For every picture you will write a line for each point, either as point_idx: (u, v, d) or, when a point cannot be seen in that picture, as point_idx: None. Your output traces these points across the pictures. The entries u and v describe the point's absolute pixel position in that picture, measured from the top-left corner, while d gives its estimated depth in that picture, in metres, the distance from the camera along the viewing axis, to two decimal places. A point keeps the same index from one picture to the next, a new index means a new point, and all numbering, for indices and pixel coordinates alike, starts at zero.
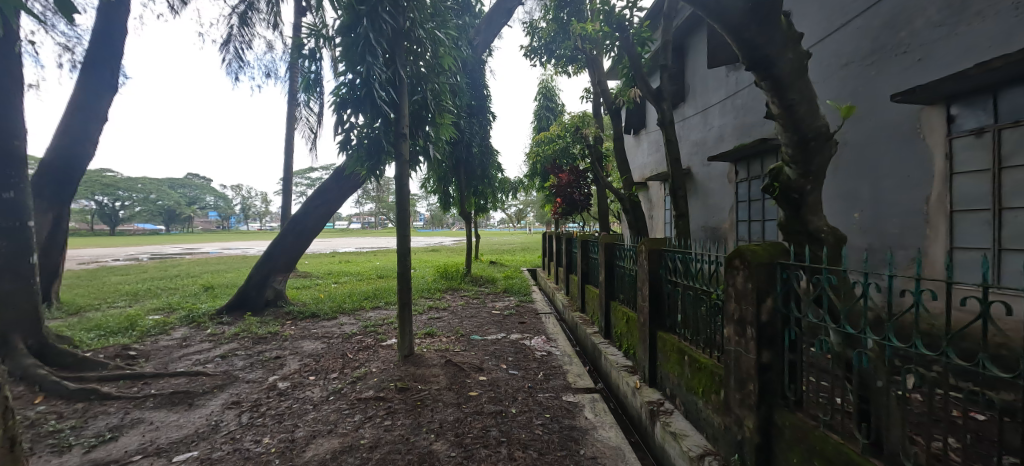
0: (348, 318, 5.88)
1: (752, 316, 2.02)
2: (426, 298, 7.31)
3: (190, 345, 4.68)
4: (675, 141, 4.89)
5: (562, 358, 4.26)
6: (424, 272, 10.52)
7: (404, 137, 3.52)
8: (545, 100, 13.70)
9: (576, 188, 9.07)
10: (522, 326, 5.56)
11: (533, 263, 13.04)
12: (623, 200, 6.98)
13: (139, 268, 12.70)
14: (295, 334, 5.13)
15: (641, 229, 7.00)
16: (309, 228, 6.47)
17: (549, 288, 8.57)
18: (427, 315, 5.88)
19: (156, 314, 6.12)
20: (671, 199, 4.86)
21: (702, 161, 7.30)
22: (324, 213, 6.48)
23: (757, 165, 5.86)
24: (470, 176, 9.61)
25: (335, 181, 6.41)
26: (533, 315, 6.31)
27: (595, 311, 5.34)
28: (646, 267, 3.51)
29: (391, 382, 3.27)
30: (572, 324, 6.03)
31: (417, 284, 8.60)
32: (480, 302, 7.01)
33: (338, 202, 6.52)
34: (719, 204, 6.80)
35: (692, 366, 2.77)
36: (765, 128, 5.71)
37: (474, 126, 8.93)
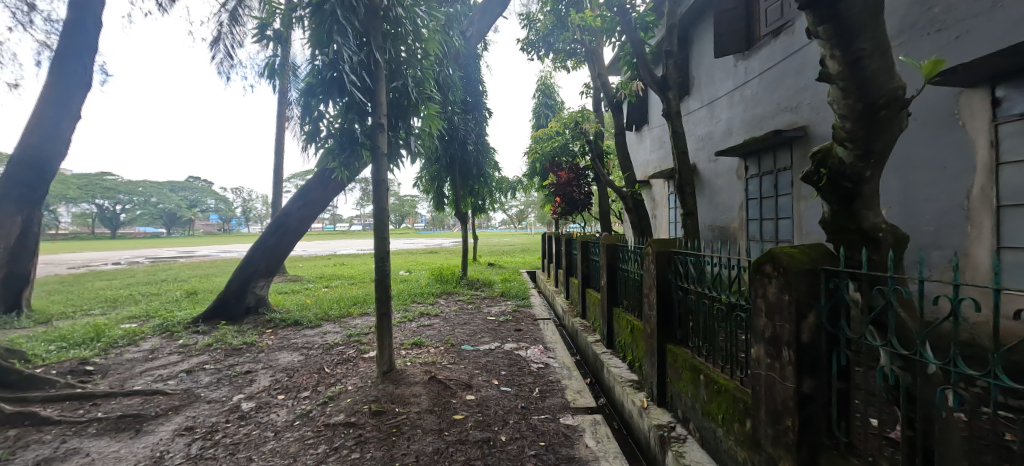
0: (332, 326, 5.50)
1: (790, 335, 1.65)
2: (418, 303, 6.92)
3: (156, 358, 4.30)
4: (683, 133, 4.51)
5: (561, 372, 3.88)
6: (419, 275, 10.14)
7: (381, 128, 3.14)
8: (544, 98, 13.35)
9: (575, 186, 8.69)
10: (518, 333, 5.18)
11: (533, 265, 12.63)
12: (625, 199, 6.59)
13: (126, 273, 12.32)
14: (273, 344, 4.75)
15: (645, 229, 6.62)
16: (292, 230, 6.08)
17: (548, 291, 8.19)
18: (417, 323, 5.50)
19: (129, 323, 5.74)
20: (678, 195, 4.47)
21: (709, 157, 6.91)
22: (309, 213, 6.10)
23: (770, 160, 5.47)
24: (465, 174, 9.24)
25: (319, 180, 6.02)
26: (530, 321, 5.91)
27: (597, 317, 4.96)
28: (653, 271, 3.12)
29: (365, 403, 2.88)
30: (572, 331, 5.64)
31: (410, 288, 8.23)
32: (475, 307, 6.63)
33: (324, 202, 6.13)
34: (728, 202, 6.41)
35: (709, 388, 2.40)
36: (779, 119, 5.31)
37: (469, 123, 8.56)
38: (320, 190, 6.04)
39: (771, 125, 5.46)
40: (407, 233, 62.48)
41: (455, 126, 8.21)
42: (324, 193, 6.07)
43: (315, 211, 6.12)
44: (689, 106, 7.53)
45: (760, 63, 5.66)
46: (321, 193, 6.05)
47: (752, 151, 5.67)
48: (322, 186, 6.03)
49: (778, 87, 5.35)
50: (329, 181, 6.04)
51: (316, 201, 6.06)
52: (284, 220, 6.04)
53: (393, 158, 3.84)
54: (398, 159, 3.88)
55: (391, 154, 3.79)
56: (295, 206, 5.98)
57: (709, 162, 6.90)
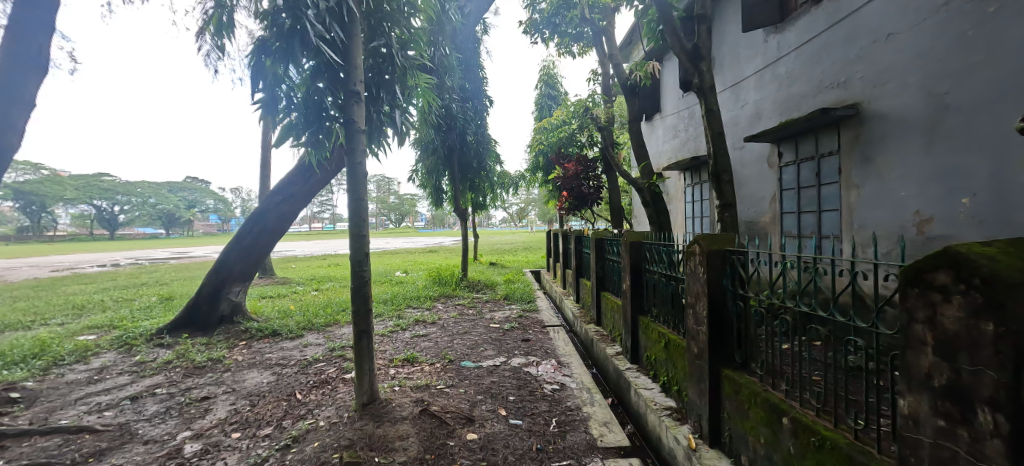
0: (315, 337, 4.85)
1: (1002, 396, 1.00)
2: (414, 308, 6.28)
3: (101, 381, 3.65)
4: (718, 111, 3.84)
5: (581, 395, 3.22)
6: (416, 277, 9.49)
7: (357, 95, 2.48)
8: (547, 88, 12.69)
9: (584, 179, 8.03)
10: (525, 344, 4.52)
11: (537, 264, 11.96)
12: (643, 191, 5.94)
13: (109, 275, 11.65)
14: (243, 360, 4.12)
15: (663, 224, 5.97)
16: (270, 228, 5.42)
17: (556, 293, 7.53)
18: (412, 332, 4.85)
19: (85, 335, 5.08)
20: (713, 184, 3.81)
21: (733, 144, 6.27)
22: (292, 209, 5.46)
23: (809, 144, 4.83)
24: (464, 167, 8.57)
25: (300, 172, 5.37)
26: (539, 329, 5.27)
27: (617, 326, 4.32)
28: (701, 276, 2.48)
29: (335, 450, 2.23)
30: (587, 340, 5.01)
31: (406, 291, 7.59)
32: (477, 312, 5.99)
33: (308, 195, 5.51)
34: (756, 193, 5.78)
35: (799, 438, 1.77)
36: (822, 98, 4.66)
37: (469, 111, 7.89)
38: (302, 182, 5.39)
39: (811, 106, 4.81)
40: (407, 232, 61.81)
41: (452, 115, 7.55)
42: (306, 185, 5.43)
43: (298, 206, 5.50)
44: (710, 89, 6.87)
45: (797, 35, 4.99)
46: (302, 186, 5.40)
47: (789, 136, 5.02)
48: (304, 178, 5.38)
49: (819, 61, 4.70)
50: (313, 172, 5.39)
51: (298, 195, 5.42)
52: (262, 216, 5.39)
53: (372, 140, 3.18)
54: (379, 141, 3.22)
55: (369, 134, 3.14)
56: (274, 202, 5.33)
57: (732, 150, 6.26)
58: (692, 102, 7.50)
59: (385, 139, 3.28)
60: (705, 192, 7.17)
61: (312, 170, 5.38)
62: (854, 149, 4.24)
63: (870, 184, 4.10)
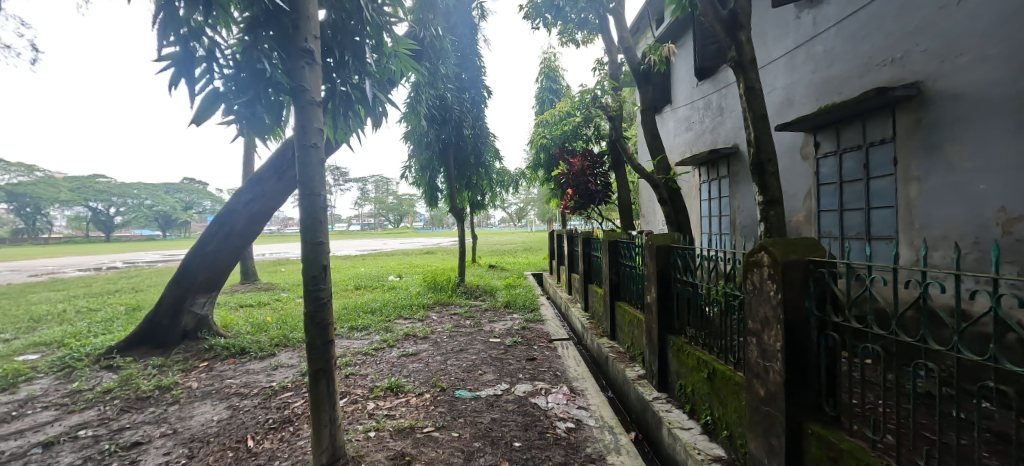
0: (289, 356, 4.22)
1: None
2: (405, 319, 5.65)
3: (18, 418, 3.01)
4: (760, 89, 3.22)
5: (603, 438, 2.59)
6: (410, 281, 8.86)
7: (308, 52, 1.86)
8: (549, 81, 12.10)
9: (591, 176, 7.40)
10: (530, 365, 3.88)
11: (539, 266, 11.33)
12: (660, 188, 5.31)
13: (85, 281, 10.96)
14: (197, 389, 3.49)
15: (683, 224, 5.34)
16: (238, 233, 4.72)
17: (562, 299, 6.92)
18: (400, 350, 4.22)
19: (25, 355, 4.42)
20: (755, 176, 3.20)
21: None
22: (265, 208, 4.82)
23: (853, 132, 4.22)
24: (461, 162, 7.93)
25: (272, 167, 4.74)
26: (545, 344, 4.63)
27: (638, 344, 3.72)
28: (773, 296, 1.83)
29: None
30: (600, 357, 4.41)
31: (397, 298, 6.93)
32: (475, 323, 5.36)
33: (283, 193, 4.88)
34: (787, 189, 5.19)
35: None
36: (869, 78, 4.05)
37: (466, 102, 7.25)
38: (275, 178, 4.75)
39: (856, 88, 4.20)
40: (406, 232, 61.02)
41: (446, 105, 6.93)
42: (280, 182, 4.79)
43: (272, 205, 4.88)
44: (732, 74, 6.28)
45: (838, 9, 4.37)
46: (274, 184, 4.75)
47: (829, 122, 4.41)
48: (278, 174, 4.74)
49: (865, 36, 4.09)
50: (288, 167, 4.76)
51: (271, 194, 4.78)
52: (229, 218, 4.73)
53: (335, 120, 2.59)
54: (343, 122, 2.63)
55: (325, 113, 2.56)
56: (244, 201, 4.68)
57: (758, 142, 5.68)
58: (708, 91, 6.89)
59: (354, 122, 2.71)
60: (723, 188, 6.56)
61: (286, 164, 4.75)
62: (914, 135, 3.64)
63: (936, 177, 3.50)
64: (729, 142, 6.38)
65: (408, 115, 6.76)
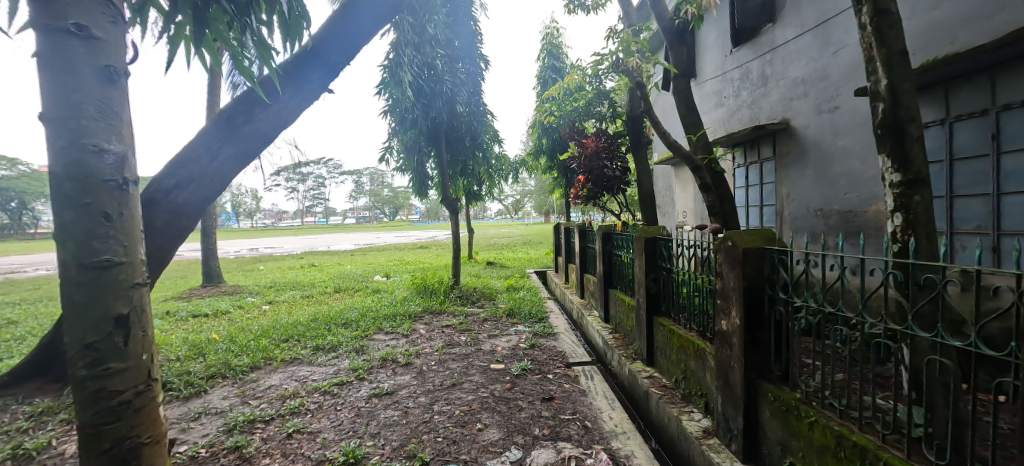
0: (223, 397, 3.16)
1: None
2: (386, 334, 4.60)
3: None
4: (896, 14, 2.16)
5: None
6: (398, 282, 7.80)
7: None
8: (551, 58, 10.98)
9: (607, 159, 6.34)
10: (548, 409, 2.84)
11: (541, 262, 10.28)
12: (703, 170, 4.24)
13: (32, 283, 9.72)
14: (70, 459, 2.41)
15: (730, 215, 4.28)
16: (160, 230, 3.48)
17: (575, 306, 5.90)
18: (373, 386, 3.16)
19: None
20: (890, 143, 2.16)
21: (822, 106, 4.62)
22: (198, 201, 3.60)
23: (973, 94, 3.18)
24: (454, 146, 6.82)
25: (200, 144, 3.50)
26: (561, 372, 3.57)
27: (697, 380, 2.74)
28: None
29: None
30: (633, 387, 3.43)
31: (379, 305, 5.87)
32: (472, 341, 4.32)
33: (224, 179, 3.68)
34: (864, 172, 4.16)
35: None
36: (1004, 18, 2.99)
37: (460, 74, 6.09)
38: (206, 160, 3.51)
39: (978, 33, 3.14)
40: (401, 226, 59.88)
41: (436, 76, 5.75)
42: (212, 166, 3.54)
43: (208, 197, 3.65)
44: (780, 36, 5.20)
45: None
46: (204, 167, 3.51)
47: (937, 81, 3.36)
48: (210, 154, 3.51)
49: None
50: (227, 143, 3.54)
51: (204, 182, 3.55)
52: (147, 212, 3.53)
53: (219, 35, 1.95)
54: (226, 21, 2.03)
55: (167, 18, 1.85)
56: (161, 193, 3.43)
57: (819, 115, 4.65)
58: (746, 58, 5.83)
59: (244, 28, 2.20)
60: (766, 173, 5.52)
61: (223, 140, 3.53)
62: None
63: None
64: (774, 118, 5.34)
65: (391, 86, 5.61)
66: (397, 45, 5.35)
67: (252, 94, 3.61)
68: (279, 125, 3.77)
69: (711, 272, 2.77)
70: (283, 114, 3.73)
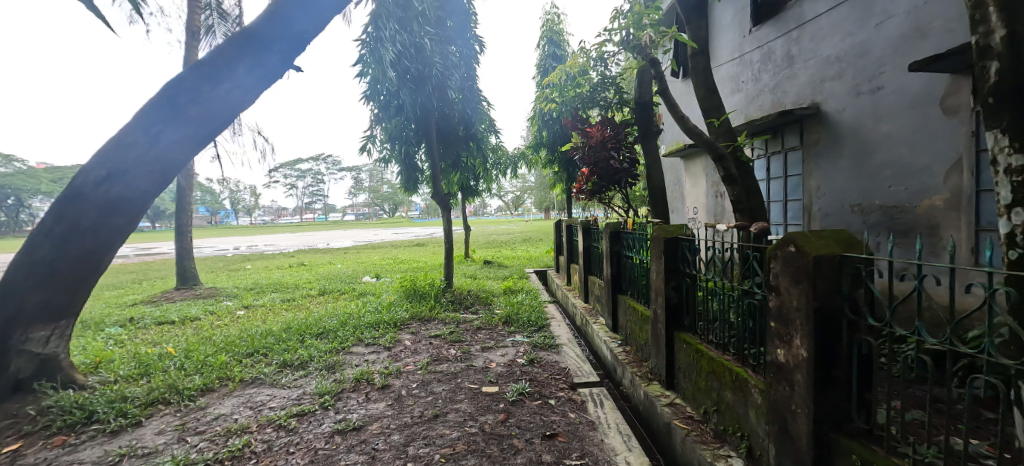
0: (158, 432, 2.62)
1: None
2: (366, 347, 4.05)
3: None
4: None
5: None
6: (387, 284, 7.25)
7: None
8: (552, 46, 10.39)
9: (614, 150, 5.78)
10: (550, 451, 2.29)
11: (542, 262, 9.73)
12: (727, 159, 3.69)
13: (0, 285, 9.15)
14: None
15: (758, 211, 3.73)
16: (87, 230, 2.95)
17: (578, 311, 5.35)
18: (339, 418, 2.62)
19: None
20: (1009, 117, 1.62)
21: (861, 87, 4.06)
22: (136, 193, 3.06)
23: None
24: (445, 136, 6.26)
25: (136, 126, 2.96)
26: (565, 396, 3.03)
27: (737, 416, 2.19)
28: None
29: None
30: (651, 414, 2.89)
31: (363, 310, 5.31)
32: (463, 355, 3.78)
33: (169, 169, 3.14)
34: (914, 162, 3.61)
35: None
36: None
37: (452, 57, 5.53)
38: (144, 145, 2.97)
39: None
40: (401, 222, 59.29)
41: (424, 57, 5.18)
42: (151, 152, 3.00)
43: (149, 190, 3.12)
44: (809, 10, 4.64)
45: None
46: (140, 154, 2.96)
47: None
48: (150, 139, 2.97)
49: None
50: (169, 126, 3.00)
51: (143, 171, 3.01)
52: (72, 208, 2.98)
53: None
54: None
55: None
56: (89, 184, 2.90)
57: (857, 97, 4.09)
58: (768, 36, 5.26)
59: None
60: (791, 164, 4.97)
61: (164, 122, 2.99)
62: None
63: None
64: (801, 103, 4.78)
65: (373, 67, 5.05)
66: (379, 22, 4.79)
67: (200, 69, 3.06)
68: (234, 106, 3.23)
69: (754, 282, 2.23)
70: (239, 92, 3.18)
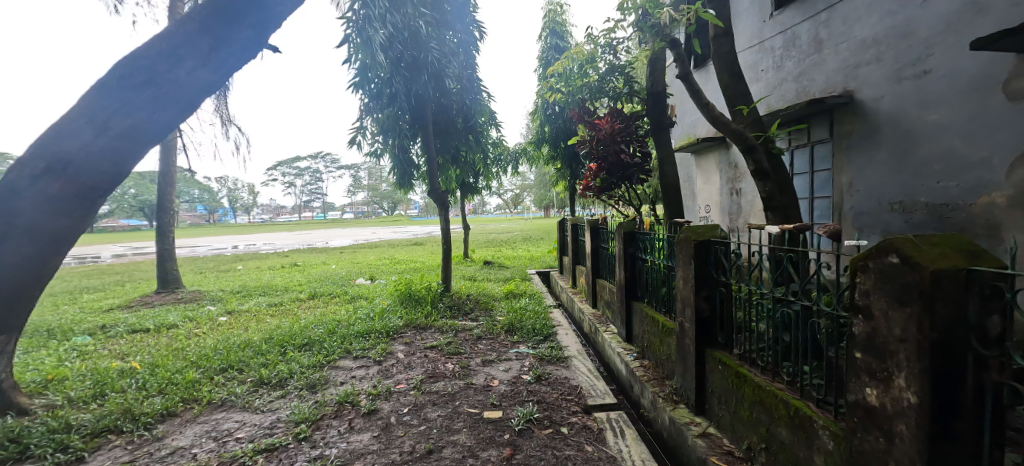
0: None
1: None
2: (354, 361, 3.65)
3: None
4: None
5: None
6: (382, 287, 6.83)
7: None
8: (555, 37, 9.97)
9: (624, 143, 5.36)
10: None
11: (545, 262, 9.32)
12: (758, 151, 3.28)
13: None
14: None
15: (792, 209, 3.33)
16: (26, 234, 2.52)
17: (586, 318, 4.95)
18: (316, 454, 2.22)
19: None
20: None
21: (903, 71, 3.67)
22: (83, 189, 2.65)
23: None
24: (442, 130, 5.85)
25: (80, 111, 2.54)
26: (578, 423, 2.63)
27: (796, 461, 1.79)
28: None
29: None
30: (680, 445, 2.49)
31: (354, 317, 4.90)
32: (462, 371, 3.38)
33: (123, 161, 2.72)
34: (969, 154, 3.24)
35: None
36: None
37: (448, 42, 5.11)
38: (90, 133, 2.55)
39: None
40: (400, 221, 58.77)
41: (419, 41, 4.76)
42: (100, 140, 2.58)
43: (101, 187, 2.72)
44: None
45: None
46: (86, 143, 2.54)
47: None
48: (98, 126, 2.55)
49: None
50: (121, 111, 2.59)
51: (92, 163, 2.61)
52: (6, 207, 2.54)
53: None
54: None
55: None
56: (26, 179, 2.48)
57: (899, 83, 3.70)
58: (792, 19, 4.85)
59: None
60: (819, 157, 4.57)
61: (114, 106, 2.58)
62: None
63: None
64: (831, 91, 4.37)
65: (361, 51, 4.62)
66: None
67: (159, 45, 2.65)
68: (196, 89, 2.83)
69: (819, 298, 1.81)
70: (202, 73, 2.78)
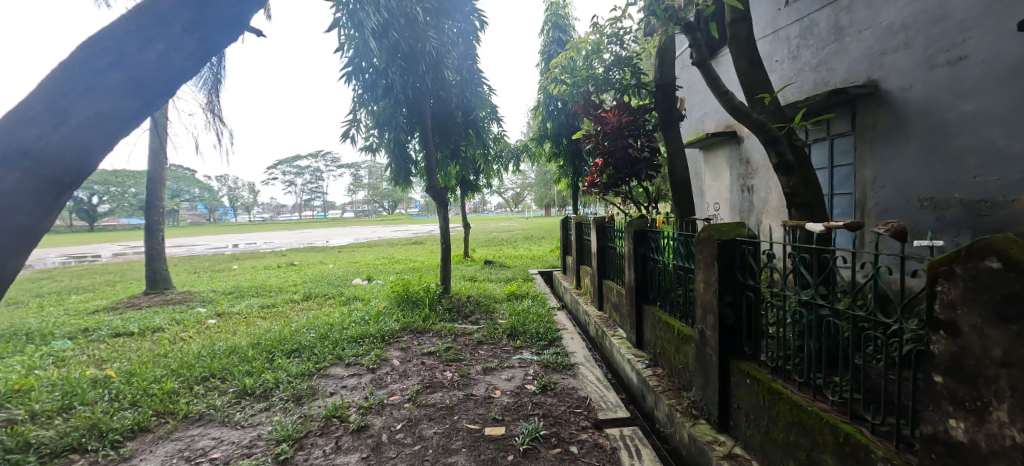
0: None
1: None
2: (345, 369, 3.40)
3: None
4: None
5: None
6: (379, 288, 6.59)
7: None
8: (556, 31, 9.71)
9: (632, 137, 5.12)
10: None
11: (547, 262, 9.07)
12: (781, 142, 3.03)
13: None
14: None
15: (817, 205, 3.08)
16: None
17: (592, 321, 4.71)
18: None
19: None
20: None
21: (935, 57, 3.43)
22: (40, 190, 2.21)
23: None
24: (441, 124, 5.60)
25: (36, 98, 2.18)
26: (590, 441, 2.39)
27: None
28: None
29: None
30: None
31: (348, 320, 4.65)
32: (461, 381, 3.13)
33: (87, 155, 2.33)
34: (1010, 146, 3.02)
35: None
36: None
37: (448, 31, 4.86)
38: (49, 122, 2.18)
39: None
40: (400, 219, 58.54)
41: (415, 29, 4.51)
42: (60, 131, 2.20)
43: (62, 189, 2.30)
44: None
45: None
46: (44, 133, 2.16)
47: None
48: (58, 113, 2.19)
49: None
50: (83, 96, 2.23)
51: (52, 160, 2.21)
52: None
53: None
54: None
55: None
56: None
57: (932, 71, 3.46)
58: (811, 5, 4.59)
59: None
60: (839, 152, 4.33)
61: (75, 92, 2.22)
62: None
63: None
64: (853, 81, 4.13)
65: (354, 40, 4.37)
66: None
67: (131, 23, 2.37)
68: (171, 74, 2.53)
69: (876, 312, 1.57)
70: (174, 56, 2.48)
